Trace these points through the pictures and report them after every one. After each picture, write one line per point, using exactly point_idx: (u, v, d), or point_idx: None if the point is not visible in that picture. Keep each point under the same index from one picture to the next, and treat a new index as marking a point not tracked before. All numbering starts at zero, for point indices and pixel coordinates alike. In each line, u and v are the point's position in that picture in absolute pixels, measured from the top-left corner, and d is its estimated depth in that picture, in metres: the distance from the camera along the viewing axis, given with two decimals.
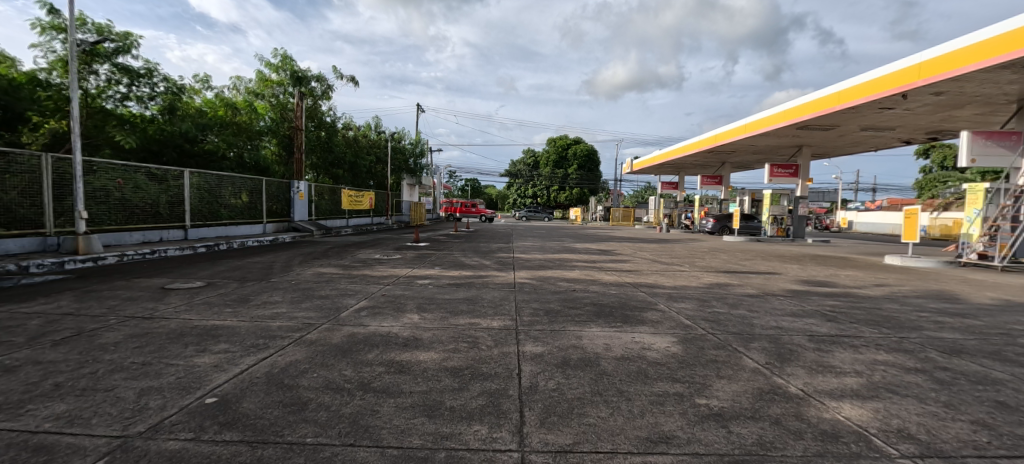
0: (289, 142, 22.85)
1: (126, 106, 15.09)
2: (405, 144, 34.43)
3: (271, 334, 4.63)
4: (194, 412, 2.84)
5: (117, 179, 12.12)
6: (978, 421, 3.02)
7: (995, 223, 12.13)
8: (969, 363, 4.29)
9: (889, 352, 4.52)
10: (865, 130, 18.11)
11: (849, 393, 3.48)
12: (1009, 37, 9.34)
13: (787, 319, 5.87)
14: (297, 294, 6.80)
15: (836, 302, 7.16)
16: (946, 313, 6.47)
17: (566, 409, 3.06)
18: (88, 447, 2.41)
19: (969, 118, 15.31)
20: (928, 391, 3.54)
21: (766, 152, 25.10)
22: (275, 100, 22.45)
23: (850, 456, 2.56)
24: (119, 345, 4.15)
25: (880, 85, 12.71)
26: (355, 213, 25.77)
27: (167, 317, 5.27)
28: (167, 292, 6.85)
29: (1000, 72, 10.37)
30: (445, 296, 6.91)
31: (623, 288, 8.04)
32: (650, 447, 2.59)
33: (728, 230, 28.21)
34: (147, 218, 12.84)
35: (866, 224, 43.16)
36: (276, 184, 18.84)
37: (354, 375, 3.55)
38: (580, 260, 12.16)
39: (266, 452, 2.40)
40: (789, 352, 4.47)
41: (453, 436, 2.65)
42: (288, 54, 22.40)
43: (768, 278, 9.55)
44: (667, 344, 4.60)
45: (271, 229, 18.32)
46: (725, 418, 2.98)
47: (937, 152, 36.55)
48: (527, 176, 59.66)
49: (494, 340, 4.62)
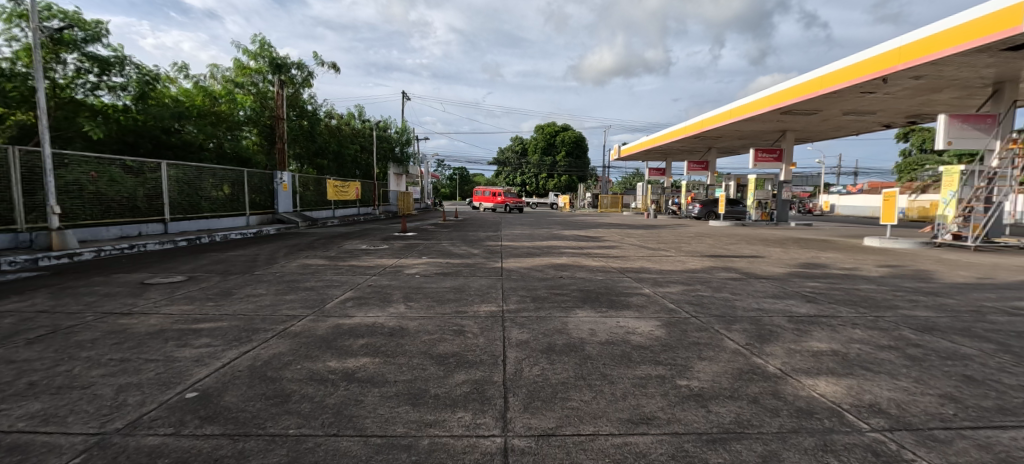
0: (271, 131, 22.40)
1: (98, 96, 14.61)
2: (390, 133, 34.20)
3: (254, 327, 4.59)
4: (174, 407, 2.80)
5: (91, 172, 11.80)
6: (946, 395, 3.14)
7: (969, 205, 12.47)
8: (940, 339, 4.42)
9: (864, 331, 4.67)
10: (847, 114, 18.39)
11: (825, 371, 3.57)
12: (990, 20, 9.46)
13: (768, 300, 6.02)
14: (282, 287, 6.73)
15: (816, 283, 7.29)
16: (919, 292, 6.65)
17: (550, 393, 3.10)
18: (64, 445, 2.38)
19: (948, 101, 15.58)
20: (900, 367, 3.66)
21: (750, 136, 25.36)
22: (255, 88, 21.97)
23: (823, 431, 2.64)
24: (95, 342, 4.07)
25: (859, 71, 12.96)
26: (341, 203, 25.62)
27: (146, 312, 5.18)
28: (147, 288, 6.73)
29: (976, 56, 10.60)
30: (432, 285, 6.89)
31: (609, 274, 8.11)
32: (632, 428, 2.64)
33: (714, 216, 28.50)
34: (124, 212, 12.57)
35: (848, 208, 44.29)
36: (258, 175, 18.50)
37: (338, 366, 3.54)
38: (568, 247, 12.21)
39: (248, 445, 2.39)
40: (769, 333, 4.56)
41: (437, 423, 2.66)
42: (266, 39, 21.98)
43: (752, 261, 9.68)
44: (651, 328, 4.67)
45: (255, 221, 17.99)
46: (704, 398, 3.05)
47: (917, 136, 36.75)
48: (516, 164, 59.31)
49: (480, 328, 4.65)
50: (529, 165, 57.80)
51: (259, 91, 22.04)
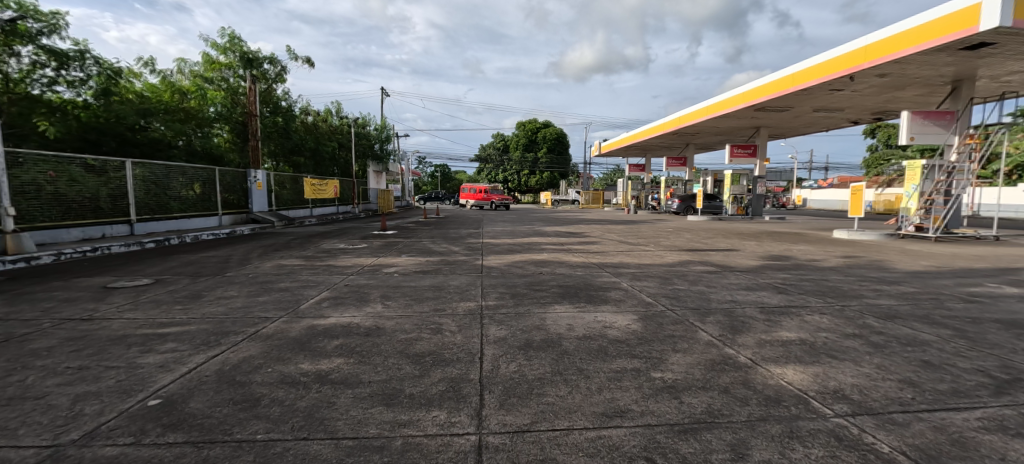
0: (244, 128, 21.76)
1: (56, 92, 13.98)
2: (369, 130, 33.64)
3: (224, 330, 4.46)
4: (136, 416, 2.71)
5: (50, 172, 11.28)
6: (906, 380, 3.26)
7: (930, 198, 12.99)
8: (902, 326, 4.60)
9: (831, 320, 4.82)
10: (817, 111, 18.89)
11: (793, 359, 3.67)
12: (949, 20, 9.82)
13: (741, 292, 6.16)
14: (254, 288, 6.57)
15: (787, 275, 7.49)
16: (884, 281, 6.91)
17: (525, 390, 3.10)
18: (13, 460, 2.27)
19: (911, 97, 16.15)
20: (864, 354, 3.78)
21: (726, 132, 25.82)
22: (225, 84, 21.31)
23: (789, 418, 2.70)
24: (52, 350, 3.90)
25: (828, 69, 13.36)
26: (319, 201, 25.13)
27: (108, 318, 4.99)
28: (111, 292, 6.47)
29: (936, 55, 11.01)
30: (411, 284, 6.82)
31: (589, 269, 8.17)
32: (605, 422, 2.66)
33: (692, 210, 29.02)
34: (86, 213, 12.06)
35: (820, 201, 45.62)
36: (231, 173, 17.97)
37: (310, 368, 3.47)
38: (550, 243, 12.23)
39: (213, 452, 2.33)
40: (742, 324, 4.67)
41: (411, 423, 2.64)
42: (235, 33, 21.28)
43: (727, 255, 9.89)
44: (628, 322, 4.72)
45: (228, 221, 17.50)
46: (678, 390, 3.09)
47: (884, 132, 38.01)
48: (498, 161, 59.13)
49: (457, 325, 4.61)
50: (511, 162, 57.71)
51: (229, 86, 21.37)
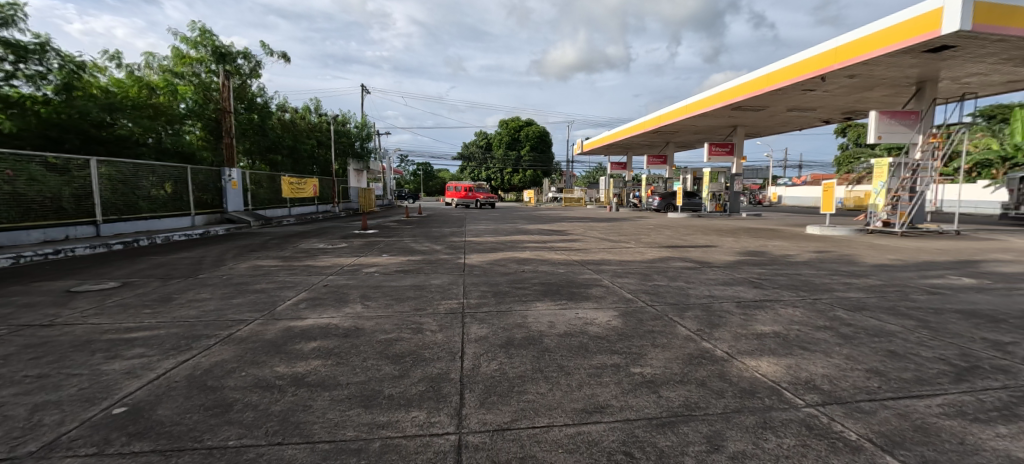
0: (217, 125, 21.15)
1: (13, 86, 13.35)
2: (349, 128, 33.12)
3: (196, 334, 4.32)
4: (99, 425, 2.60)
5: (7, 171, 10.76)
6: (873, 369, 3.36)
7: (897, 194, 13.45)
8: (870, 318, 4.74)
9: (804, 313, 4.93)
10: (790, 110, 19.37)
11: (767, 351, 3.75)
12: (913, 23, 10.17)
13: (719, 288, 6.27)
14: (228, 290, 6.39)
15: (763, 270, 7.64)
16: (854, 275, 7.12)
17: (506, 388, 3.08)
18: None
19: (878, 97, 16.68)
20: (834, 345, 3.88)
21: (704, 131, 26.25)
22: (196, 80, 20.62)
23: (763, 409, 2.76)
24: (9, 358, 3.71)
25: (800, 69, 13.69)
26: (297, 201, 24.63)
27: (71, 323, 4.79)
28: (74, 296, 6.21)
29: (901, 57, 11.39)
30: (391, 283, 6.73)
31: (571, 266, 8.20)
32: (585, 418, 2.67)
33: (671, 207, 29.42)
34: (48, 214, 11.56)
35: (794, 198, 46.80)
36: (204, 172, 17.45)
37: (286, 371, 3.39)
38: (532, 241, 12.24)
39: (181, 461, 2.25)
40: (719, 318, 4.75)
41: (389, 424, 2.59)
42: (207, 27, 20.62)
43: (706, 251, 10.06)
44: (609, 318, 4.76)
45: (201, 222, 17.01)
46: (656, 384, 3.12)
47: (854, 131, 39.23)
48: (480, 159, 58.89)
49: (438, 325, 4.57)
50: (493, 160, 57.56)
51: (201, 82, 20.71)
